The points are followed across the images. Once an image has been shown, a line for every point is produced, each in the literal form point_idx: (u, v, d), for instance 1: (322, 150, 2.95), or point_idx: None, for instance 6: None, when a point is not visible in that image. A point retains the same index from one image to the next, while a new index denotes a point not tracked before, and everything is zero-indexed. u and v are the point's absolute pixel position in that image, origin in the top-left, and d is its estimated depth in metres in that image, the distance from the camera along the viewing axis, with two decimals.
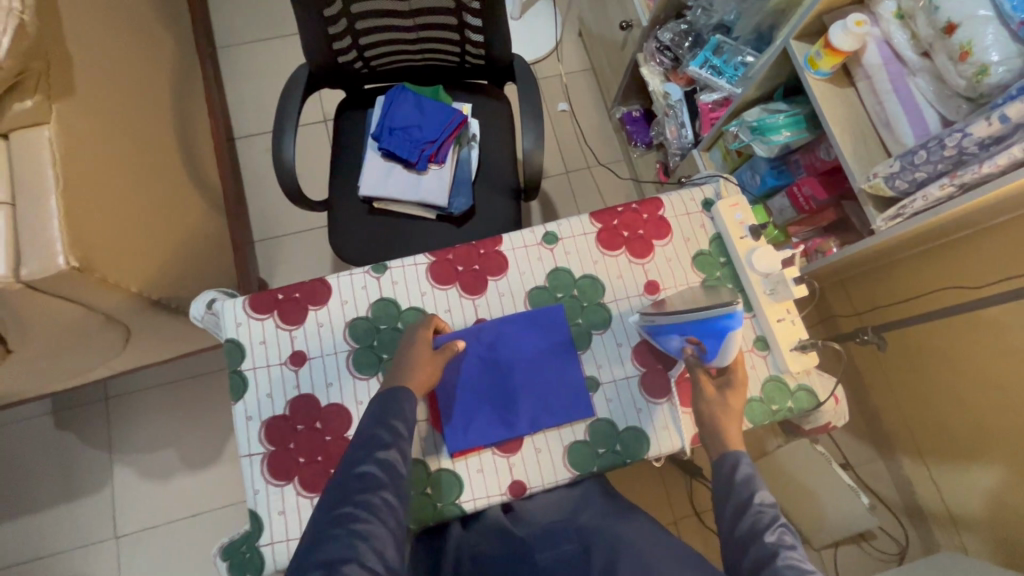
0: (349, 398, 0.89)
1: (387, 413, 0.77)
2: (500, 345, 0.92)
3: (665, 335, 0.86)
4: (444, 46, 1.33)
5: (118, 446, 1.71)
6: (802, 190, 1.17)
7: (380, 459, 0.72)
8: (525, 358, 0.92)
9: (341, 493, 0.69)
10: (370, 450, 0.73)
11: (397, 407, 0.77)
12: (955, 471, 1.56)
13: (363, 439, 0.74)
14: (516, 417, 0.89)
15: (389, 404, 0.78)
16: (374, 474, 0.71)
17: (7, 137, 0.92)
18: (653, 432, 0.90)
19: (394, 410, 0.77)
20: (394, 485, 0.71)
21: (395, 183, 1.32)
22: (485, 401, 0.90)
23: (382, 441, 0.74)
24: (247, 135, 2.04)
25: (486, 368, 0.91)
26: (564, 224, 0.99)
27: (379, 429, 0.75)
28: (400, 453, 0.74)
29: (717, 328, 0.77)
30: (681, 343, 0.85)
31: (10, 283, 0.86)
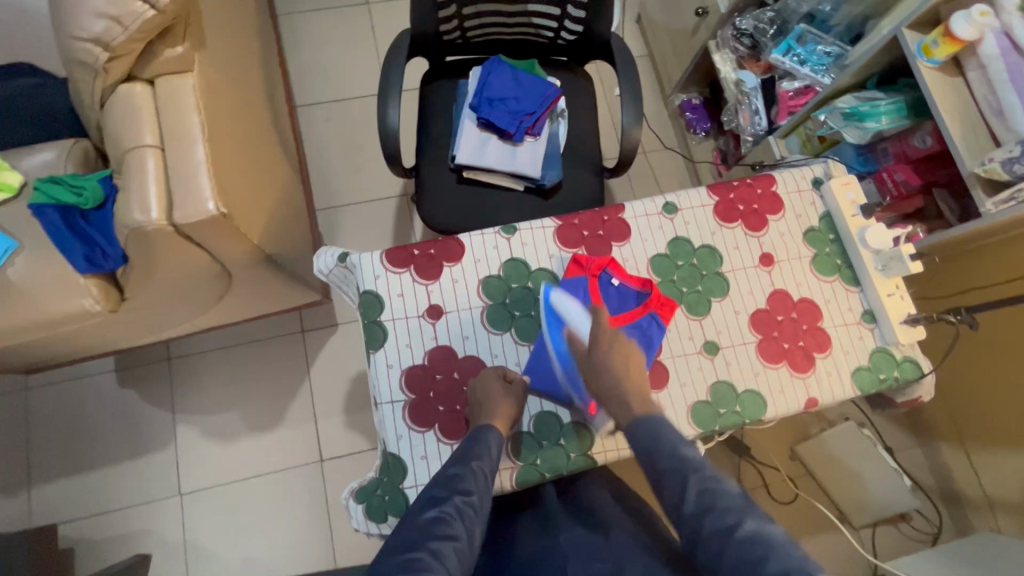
0: (487, 350, 0.92)
1: (470, 454, 0.78)
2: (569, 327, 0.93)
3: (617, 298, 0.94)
4: (541, 21, 1.35)
5: (182, 406, 1.72)
6: (893, 175, 1.23)
7: (460, 505, 0.71)
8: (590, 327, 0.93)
9: (417, 534, 0.68)
10: (454, 491, 0.73)
11: (483, 448, 0.79)
12: (993, 457, 1.64)
13: (445, 480, 0.75)
14: None
15: (475, 446, 0.79)
16: (452, 521, 0.69)
17: (151, 83, 0.93)
18: (771, 395, 0.95)
19: (477, 453, 0.78)
20: (468, 532, 0.70)
21: (489, 153, 1.35)
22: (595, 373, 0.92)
23: (465, 484, 0.74)
24: (307, 104, 2.04)
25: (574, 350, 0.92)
26: (682, 195, 1.03)
27: (461, 471, 0.76)
28: (479, 500, 0.74)
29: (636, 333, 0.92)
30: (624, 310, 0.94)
31: (159, 226, 0.88)
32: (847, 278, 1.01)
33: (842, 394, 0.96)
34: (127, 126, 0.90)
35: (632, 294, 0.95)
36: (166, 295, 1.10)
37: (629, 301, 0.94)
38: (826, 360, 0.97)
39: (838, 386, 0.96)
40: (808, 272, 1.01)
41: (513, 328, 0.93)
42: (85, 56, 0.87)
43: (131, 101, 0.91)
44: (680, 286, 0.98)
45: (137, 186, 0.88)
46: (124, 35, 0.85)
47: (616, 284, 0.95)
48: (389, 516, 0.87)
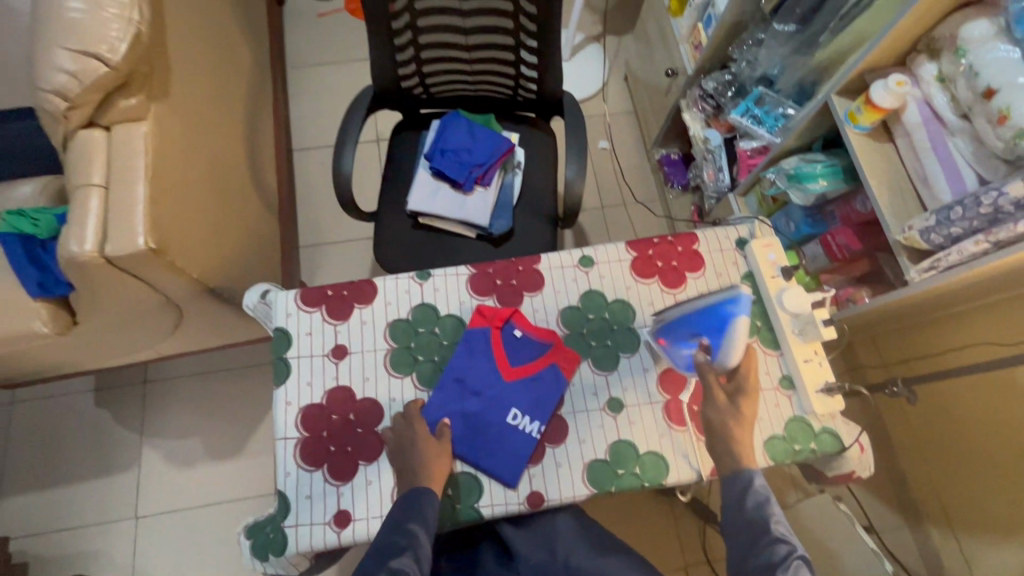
0: (386, 392, 0.93)
1: (403, 518, 0.80)
2: (465, 375, 0.93)
3: (518, 351, 0.95)
4: (500, 80, 1.44)
5: (150, 429, 1.78)
6: (836, 239, 1.20)
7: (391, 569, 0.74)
8: (487, 375, 0.93)
9: None
10: (385, 559, 0.76)
11: (417, 510, 0.81)
12: (986, 544, 1.48)
13: (380, 548, 0.78)
14: (529, 429, 0.90)
15: (409, 508, 0.81)
16: None
17: (108, 129, 1.03)
18: (673, 460, 0.91)
19: (411, 515, 0.80)
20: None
21: (441, 200, 1.40)
22: (488, 422, 0.91)
23: (397, 547, 0.77)
24: (304, 147, 2.18)
25: (468, 399, 0.92)
26: (601, 249, 1.04)
27: (395, 537, 0.78)
28: (415, 560, 0.76)
29: (721, 317, 0.83)
30: (522, 362, 0.94)
31: (92, 256, 0.95)
32: (766, 341, 0.98)
33: (753, 463, 0.92)
34: (80, 167, 1.00)
35: (536, 345, 0.95)
36: (115, 321, 1.17)
37: (530, 354, 0.95)
38: None
39: (748, 454, 0.92)
40: None
41: (415, 372, 0.95)
42: (48, 105, 0.98)
43: (86, 145, 1.00)
44: (589, 339, 0.98)
45: (78, 220, 0.96)
46: (80, 88, 0.95)
47: (519, 334, 0.96)
48: (270, 555, 0.87)
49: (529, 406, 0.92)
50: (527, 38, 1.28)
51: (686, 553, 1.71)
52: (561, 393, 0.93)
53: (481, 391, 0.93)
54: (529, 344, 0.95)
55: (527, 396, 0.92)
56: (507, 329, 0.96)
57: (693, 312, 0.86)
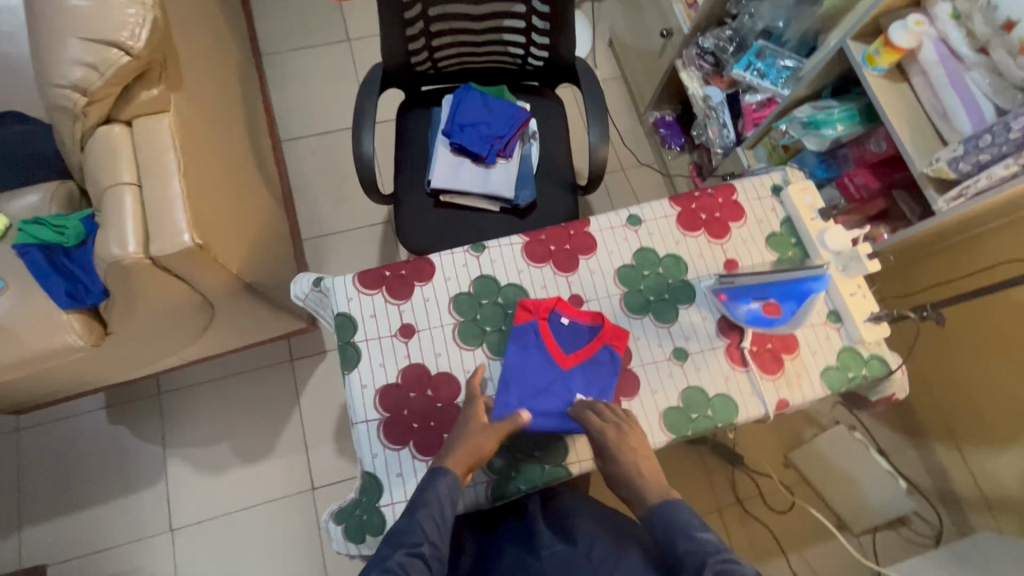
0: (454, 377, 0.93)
1: (418, 504, 0.80)
2: (526, 370, 0.92)
3: (569, 339, 0.95)
4: (509, 50, 1.42)
5: (173, 441, 1.73)
6: (854, 179, 1.27)
7: (402, 560, 0.75)
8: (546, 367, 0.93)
9: None
10: (398, 547, 0.77)
11: (430, 495, 0.81)
12: (987, 451, 1.64)
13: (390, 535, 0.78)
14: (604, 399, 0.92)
15: (424, 491, 0.81)
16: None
17: (129, 124, 0.97)
18: (740, 398, 0.96)
19: (426, 504, 0.80)
20: None
21: (464, 176, 1.39)
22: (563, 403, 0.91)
23: (412, 539, 0.77)
24: (293, 137, 2.10)
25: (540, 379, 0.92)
26: (646, 207, 1.06)
27: (408, 525, 0.79)
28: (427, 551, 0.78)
29: (801, 290, 0.89)
30: (578, 348, 0.94)
31: (138, 258, 0.91)
32: None
33: (812, 393, 0.98)
34: (107, 166, 0.94)
35: (584, 330, 0.95)
36: (149, 327, 1.12)
37: (581, 339, 0.95)
38: (794, 361, 0.99)
39: (807, 385, 0.98)
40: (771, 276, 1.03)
41: (485, 343, 0.95)
42: (64, 102, 0.92)
43: (109, 143, 0.95)
44: (647, 295, 1.01)
45: (115, 222, 0.91)
46: (101, 81, 0.90)
47: (567, 323, 0.95)
48: (367, 536, 0.87)
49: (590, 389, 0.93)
50: (539, 4, 1.27)
51: (719, 498, 1.83)
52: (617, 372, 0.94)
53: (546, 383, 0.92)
54: (577, 332, 0.95)
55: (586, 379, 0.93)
56: (552, 321, 0.95)
57: (774, 283, 0.91)
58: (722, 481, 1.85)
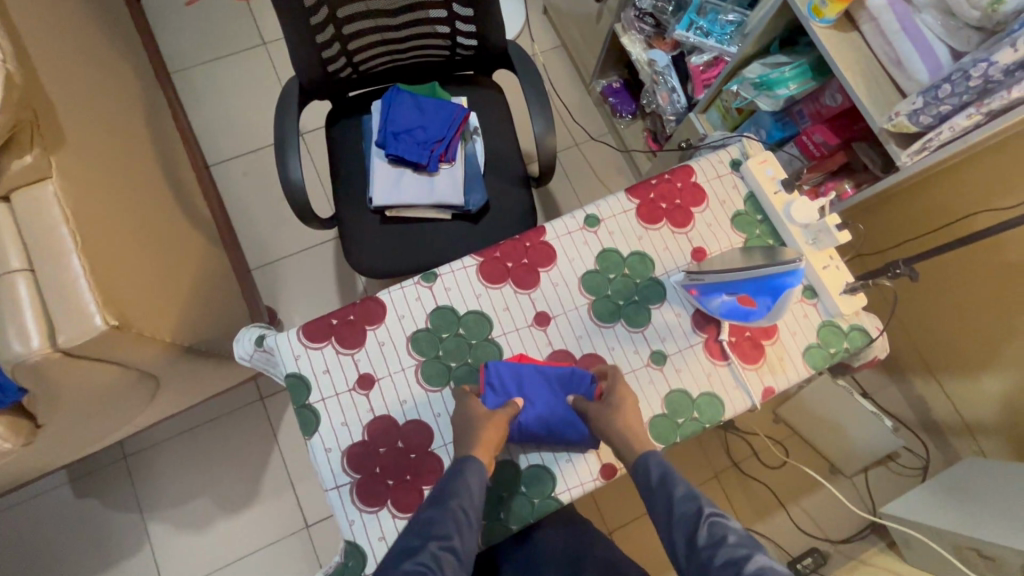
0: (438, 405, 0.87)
1: (447, 495, 0.75)
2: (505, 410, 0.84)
3: (544, 388, 0.87)
4: (434, 41, 1.31)
5: (149, 503, 1.64)
6: (812, 137, 1.21)
7: (436, 551, 0.71)
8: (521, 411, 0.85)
9: None
10: (428, 537, 0.72)
11: (460, 487, 0.76)
12: (964, 379, 1.66)
13: (420, 524, 0.74)
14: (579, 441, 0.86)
15: (452, 486, 0.76)
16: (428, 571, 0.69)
17: (8, 198, 0.85)
18: (726, 394, 0.92)
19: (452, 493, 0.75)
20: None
21: (407, 188, 1.29)
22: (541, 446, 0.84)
23: (441, 530, 0.72)
24: (221, 159, 1.95)
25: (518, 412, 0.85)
26: (602, 205, 0.99)
27: (437, 515, 0.74)
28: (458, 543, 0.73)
29: (775, 285, 0.78)
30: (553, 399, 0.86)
31: (47, 353, 0.80)
32: None
33: (796, 376, 0.94)
34: None
35: (559, 378, 0.88)
36: (84, 413, 1.02)
37: (556, 381, 0.87)
38: (774, 346, 0.95)
39: (790, 368, 0.94)
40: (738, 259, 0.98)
41: (452, 381, 0.89)
42: None
43: None
44: (616, 300, 0.95)
45: (10, 316, 0.80)
46: None
47: (540, 373, 0.87)
48: None
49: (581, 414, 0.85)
50: None
51: (716, 465, 1.85)
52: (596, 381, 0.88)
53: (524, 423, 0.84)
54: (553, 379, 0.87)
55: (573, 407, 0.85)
56: (523, 369, 0.87)
57: (742, 281, 0.82)
58: (715, 448, 1.86)
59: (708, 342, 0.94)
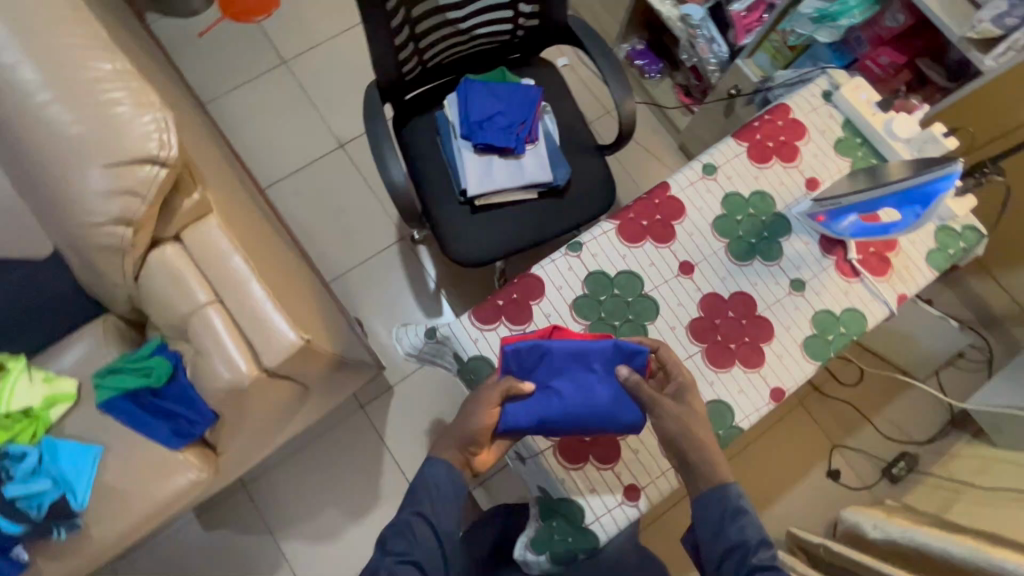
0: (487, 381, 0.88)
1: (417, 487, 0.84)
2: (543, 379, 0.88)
3: (585, 358, 0.89)
4: (496, 26, 1.35)
5: (278, 523, 1.69)
6: (878, 59, 1.27)
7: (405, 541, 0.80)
8: (563, 381, 0.88)
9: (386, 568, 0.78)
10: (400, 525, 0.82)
11: (430, 477, 0.84)
12: (1022, 270, 1.75)
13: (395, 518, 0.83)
14: (622, 411, 0.87)
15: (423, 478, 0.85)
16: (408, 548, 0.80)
17: (177, 239, 0.89)
18: (865, 307, 0.99)
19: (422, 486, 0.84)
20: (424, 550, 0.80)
21: (498, 174, 1.33)
22: (580, 416, 0.87)
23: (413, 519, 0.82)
24: (270, 184, 1.97)
25: (555, 385, 0.88)
26: (715, 153, 1.05)
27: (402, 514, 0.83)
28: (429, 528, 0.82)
29: (931, 191, 0.87)
30: (596, 367, 0.89)
31: (253, 376, 0.85)
32: None
33: (924, 280, 1.01)
34: (178, 291, 0.87)
35: (597, 349, 0.89)
36: (258, 435, 1.06)
37: (588, 357, 0.88)
38: (899, 257, 1.02)
39: (918, 273, 1.01)
40: None
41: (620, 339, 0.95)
42: (108, 240, 0.83)
43: (169, 266, 0.87)
44: (749, 239, 1.01)
45: (215, 346, 0.85)
46: (145, 205, 0.82)
47: (578, 344, 0.89)
48: (582, 554, 0.91)
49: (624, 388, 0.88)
50: None
51: (802, 404, 1.89)
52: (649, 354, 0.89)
53: (563, 395, 0.87)
54: (593, 350, 0.89)
55: (611, 382, 0.88)
56: (547, 347, 0.88)
57: (893, 194, 0.90)
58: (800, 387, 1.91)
59: (839, 260, 1.01)
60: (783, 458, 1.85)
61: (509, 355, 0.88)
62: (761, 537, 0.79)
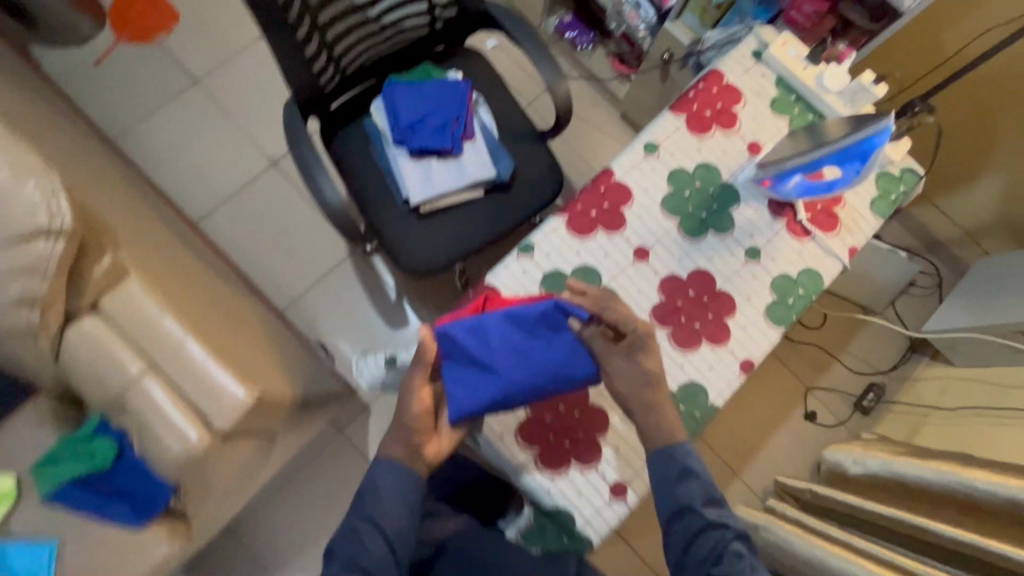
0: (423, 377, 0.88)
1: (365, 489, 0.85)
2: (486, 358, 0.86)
3: (525, 324, 0.87)
4: (411, 21, 1.26)
5: (273, 564, 1.64)
6: (802, 9, 1.25)
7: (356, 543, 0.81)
8: (507, 355, 0.86)
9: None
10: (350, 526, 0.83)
11: (377, 477, 0.85)
12: (958, 194, 1.82)
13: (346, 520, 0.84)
14: (574, 367, 0.87)
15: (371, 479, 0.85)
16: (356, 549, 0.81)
17: (96, 309, 0.82)
18: (820, 265, 1.00)
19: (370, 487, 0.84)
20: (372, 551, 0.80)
21: (439, 177, 1.27)
22: (533, 383, 0.86)
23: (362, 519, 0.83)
24: (203, 215, 1.85)
25: (500, 360, 0.86)
26: (655, 130, 1.02)
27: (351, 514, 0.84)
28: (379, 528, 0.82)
29: (868, 146, 0.87)
30: (539, 330, 0.87)
31: (206, 441, 0.79)
32: None
33: (873, 228, 1.02)
34: (107, 366, 0.80)
35: (536, 313, 0.87)
36: (229, 494, 1.00)
37: (527, 323, 0.87)
38: (845, 210, 1.02)
39: (866, 223, 1.02)
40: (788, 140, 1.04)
41: None
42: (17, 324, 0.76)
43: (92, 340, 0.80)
44: (699, 214, 0.99)
45: (158, 418, 0.78)
46: None
47: (514, 313, 0.87)
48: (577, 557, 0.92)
49: (573, 346, 0.87)
50: None
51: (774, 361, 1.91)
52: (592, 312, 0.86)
53: (511, 367, 0.86)
54: (532, 314, 0.86)
55: (556, 341, 0.86)
56: (484, 321, 0.86)
57: (833, 152, 0.90)
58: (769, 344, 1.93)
59: (789, 221, 1.00)
60: (762, 414, 1.89)
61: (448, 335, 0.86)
62: (707, 496, 0.82)
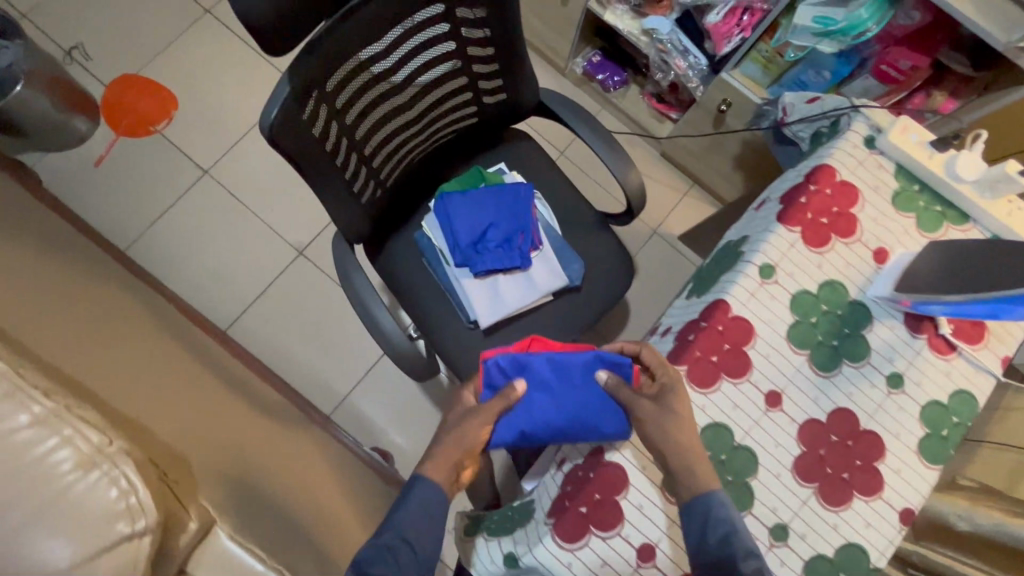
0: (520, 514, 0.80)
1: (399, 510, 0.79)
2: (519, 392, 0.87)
3: (566, 369, 0.88)
4: (457, 121, 1.12)
5: None
6: (894, 62, 1.11)
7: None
8: (542, 395, 0.87)
9: None
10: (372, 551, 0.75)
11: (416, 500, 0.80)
12: None
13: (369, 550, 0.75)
14: (608, 424, 0.83)
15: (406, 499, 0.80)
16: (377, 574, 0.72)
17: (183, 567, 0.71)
18: (971, 384, 0.88)
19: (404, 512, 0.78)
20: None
21: (508, 294, 1.16)
22: (563, 432, 0.84)
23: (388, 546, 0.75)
24: (232, 319, 1.73)
25: (535, 397, 0.88)
26: (767, 248, 0.90)
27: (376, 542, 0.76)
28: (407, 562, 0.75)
29: None
30: (578, 377, 0.88)
31: None
32: (954, 220, 0.92)
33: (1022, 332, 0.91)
34: None
35: (578, 361, 0.88)
36: None
37: (568, 369, 0.88)
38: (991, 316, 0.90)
39: (1014, 328, 0.90)
40: (916, 239, 0.91)
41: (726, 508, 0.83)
42: None
43: None
44: (830, 342, 0.88)
45: None
46: None
47: (557, 357, 0.89)
48: None
49: (606, 398, 0.85)
50: (483, 66, 1.00)
51: None
52: (632, 361, 0.88)
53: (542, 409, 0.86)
54: (575, 362, 0.88)
55: (593, 389, 0.87)
56: (529, 361, 0.89)
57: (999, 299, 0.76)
58: None
59: (931, 338, 0.89)
60: None
61: (492, 368, 0.89)
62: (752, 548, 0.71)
